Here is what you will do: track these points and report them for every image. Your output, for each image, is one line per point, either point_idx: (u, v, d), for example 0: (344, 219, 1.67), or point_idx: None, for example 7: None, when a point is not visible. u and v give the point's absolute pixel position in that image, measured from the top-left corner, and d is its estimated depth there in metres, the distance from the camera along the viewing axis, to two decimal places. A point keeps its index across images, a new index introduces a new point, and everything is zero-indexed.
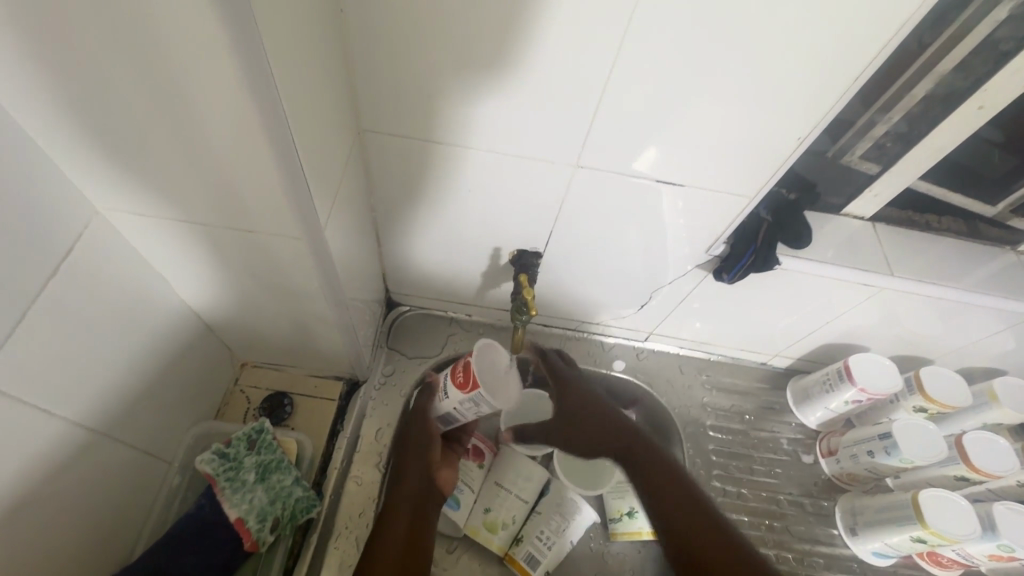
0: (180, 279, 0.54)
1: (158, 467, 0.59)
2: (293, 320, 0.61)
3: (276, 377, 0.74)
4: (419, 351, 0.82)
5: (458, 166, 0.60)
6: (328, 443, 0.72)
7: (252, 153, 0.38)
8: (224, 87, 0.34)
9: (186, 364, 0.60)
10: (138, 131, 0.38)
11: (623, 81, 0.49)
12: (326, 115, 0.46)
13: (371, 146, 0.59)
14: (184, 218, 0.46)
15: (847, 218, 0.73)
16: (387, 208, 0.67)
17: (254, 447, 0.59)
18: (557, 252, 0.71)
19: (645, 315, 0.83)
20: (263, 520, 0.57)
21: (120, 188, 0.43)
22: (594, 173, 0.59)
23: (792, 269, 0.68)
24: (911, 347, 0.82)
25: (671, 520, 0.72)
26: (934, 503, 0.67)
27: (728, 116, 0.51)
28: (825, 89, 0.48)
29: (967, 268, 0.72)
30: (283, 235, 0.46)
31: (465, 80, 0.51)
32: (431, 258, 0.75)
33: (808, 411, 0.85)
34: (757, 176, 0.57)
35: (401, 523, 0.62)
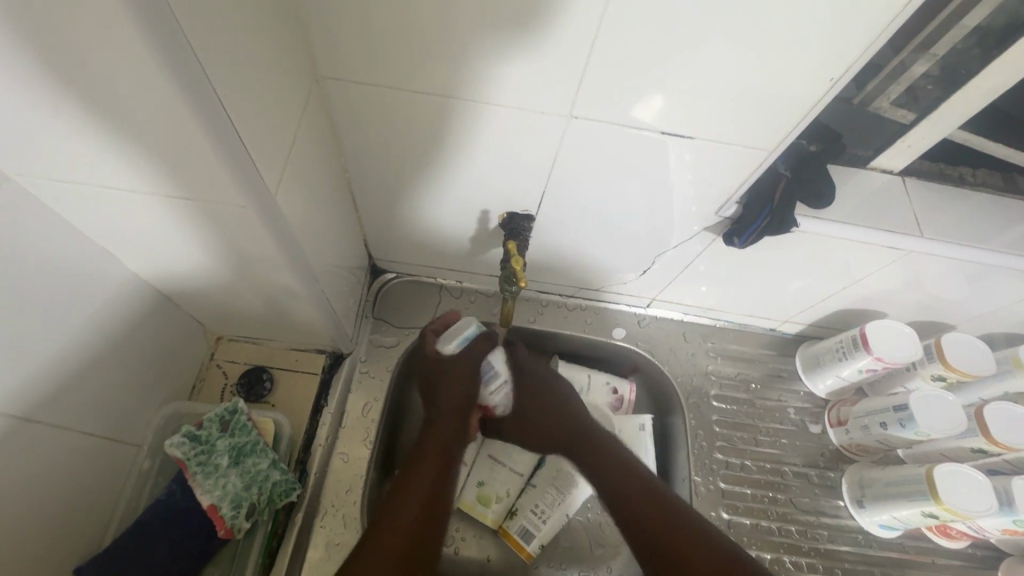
0: (127, 252, 0.48)
1: (124, 452, 0.55)
2: (260, 292, 0.56)
3: (254, 352, 0.69)
4: (406, 321, 0.78)
5: (435, 118, 0.53)
6: (312, 420, 0.68)
7: (169, 110, 0.32)
8: (112, 21, 0.27)
9: (145, 343, 0.56)
10: (23, 86, 0.31)
11: (622, 11, 0.41)
12: (269, 58, 0.39)
13: (334, 97, 0.51)
14: (113, 187, 0.40)
15: (872, 172, 0.66)
16: (361, 166, 0.60)
17: (227, 430, 0.56)
18: (551, 214, 0.65)
19: (646, 280, 0.77)
20: (237, 505, 0.54)
21: (25, 155, 0.36)
22: (588, 124, 0.51)
23: (808, 231, 0.61)
24: (933, 312, 0.77)
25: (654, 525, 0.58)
26: (950, 479, 0.63)
27: (746, 54, 0.43)
28: (862, 18, 0.40)
29: (1003, 227, 0.65)
30: (228, 204, 0.40)
31: (434, 12, 0.42)
32: (415, 222, 0.69)
33: (817, 379, 0.81)
34: (777, 127, 0.50)
35: (425, 479, 0.58)
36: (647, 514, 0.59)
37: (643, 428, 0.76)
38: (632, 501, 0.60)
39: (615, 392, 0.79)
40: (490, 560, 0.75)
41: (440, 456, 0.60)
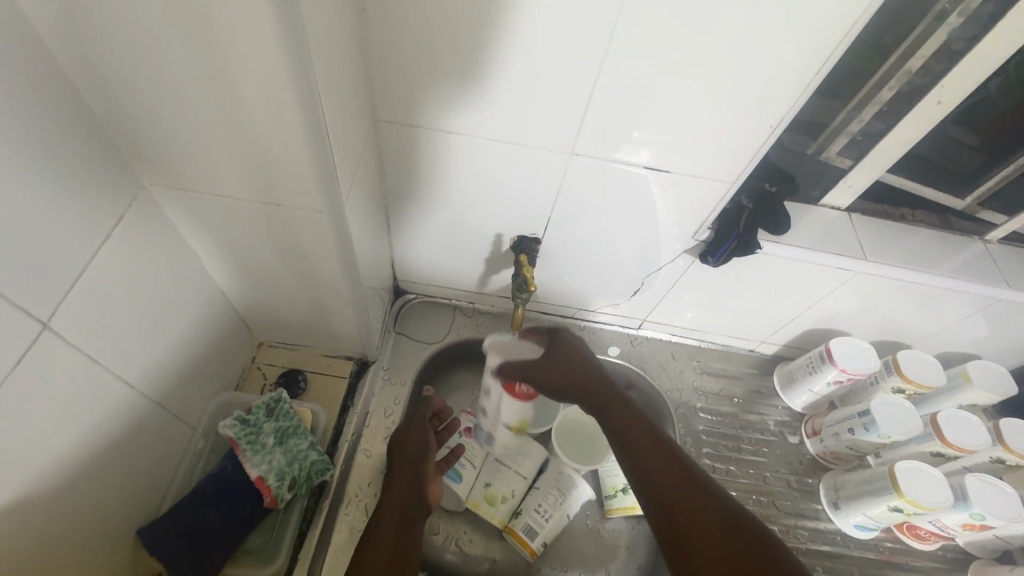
0: (211, 253, 0.59)
1: (184, 431, 0.63)
2: (311, 295, 0.66)
3: (291, 356, 0.78)
4: (424, 335, 0.87)
5: (464, 155, 0.64)
6: (340, 416, 0.76)
7: (287, 135, 0.44)
8: (264, 69, 0.39)
9: (209, 337, 0.65)
10: (186, 112, 0.43)
11: (617, 72, 0.53)
12: (348, 103, 0.51)
13: (384, 137, 0.63)
14: (221, 194, 0.51)
15: (824, 209, 0.78)
16: (397, 195, 0.71)
17: (272, 415, 0.64)
18: (556, 239, 0.76)
19: (636, 302, 0.88)
20: (282, 480, 0.61)
21: (165, 166, 0.48)
22: (588, 160, 0.63)
23: (772, 254, 0.72)
24: (892, 333, 0.87)
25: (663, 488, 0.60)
26: (909, 474, 0.71)
27: (713, 107, 0.55)
28: (794, 84, 0.52)
29: (940, 256, 0.77)
30: (307, 209, 0.51)
31: (470, 71, 0.55)
32: (438, 245, 0.80)
33: (793, 394, 0.90)
34: (738, 164, 0.62)
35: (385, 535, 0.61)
36: (661, 476, 0.61)
37: None
38: (653, 467, 0.62)
39: None
40: (494, 559, 0.80)
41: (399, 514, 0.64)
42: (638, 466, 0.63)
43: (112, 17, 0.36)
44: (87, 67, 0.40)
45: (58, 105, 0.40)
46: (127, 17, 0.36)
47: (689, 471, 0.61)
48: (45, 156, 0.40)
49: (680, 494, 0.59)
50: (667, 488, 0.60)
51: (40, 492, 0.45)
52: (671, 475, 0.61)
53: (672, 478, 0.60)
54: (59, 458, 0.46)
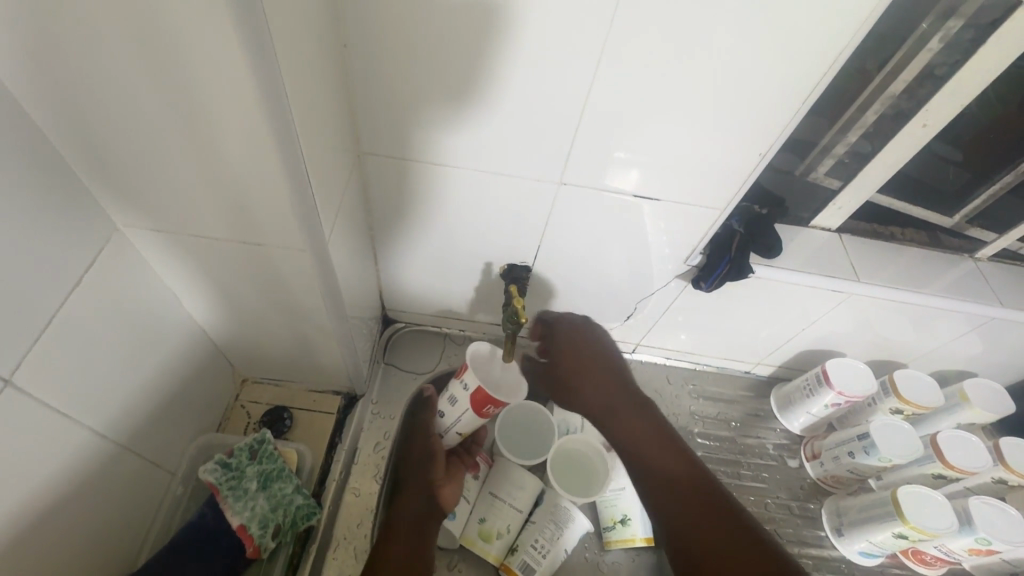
0: (190, 292, 0.57)
1: (161, 477, 0.61)
2: (296, 331, 0.64)
3: (276, 393, 0.76)
4: (414, 366, 0.85)
5: (450, 185, 0.63)
6: (327, 454, 0.74)
7: (267, 174, 0.42)
8: (239, 110, 0.38)
9: (187, 378, 0.62)
10: (159, 152, 0.41)
11: (602, 102, 0.53)
12: (329, 137, 0.50)
13: (369, 168, 0.62)
14: (199, 234, 0.49)
15: (814, 231, 0.77)
16: (384, 226, 0.70)
17: (256, 458, 0.61)
18: (547, 266, 0.75)
19: (629, 327, 0.86)
20: (265, 527, 0.58)
21: (140, 207, 0.47)
22: (575, 188, 0.62)
23: (764, 277, 0.72)
24: (887, 352, 0.86)
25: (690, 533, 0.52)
26: (912, 500, 0.70)
27: (699, 135, 0.55)
28: (778, 112, 0.52)
29: (931, 276, 0.77)
30: (288, 246, 0.50)
31: (454, 103, 0.54)
32: (427, 274, 0.78)
33: (791, 416, 0.88)
34: (726, 190, 0.61)
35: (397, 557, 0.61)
36: (689, 512, 0.54)
37: None
38: (674, 493, 0.55)
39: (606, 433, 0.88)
40: None
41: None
42: (659, 488, 0.56)
43: (77, 61, 0.35)
44: (54, 110, 0.39)
45: (25, 151, 0.39)
46: (96, 61, 0.35)
47: (721, 513, 0.53)
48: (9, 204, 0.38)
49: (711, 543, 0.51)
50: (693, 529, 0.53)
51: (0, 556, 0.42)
52: (685, 494, 0.55)
53: (703, 511, 0.53)
54: (22, 518, 0.43)
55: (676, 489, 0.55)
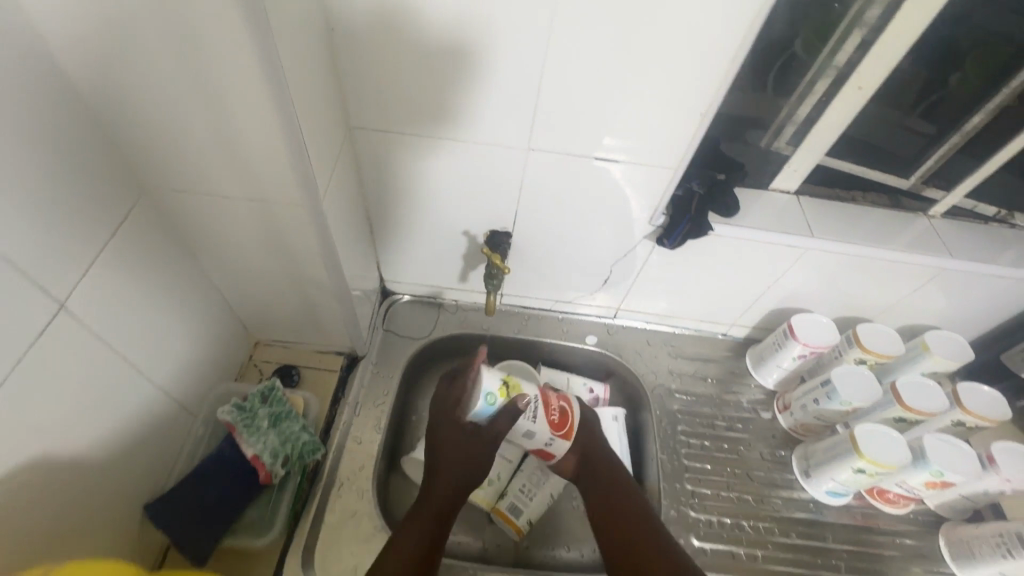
0: (206, 251, 0.65)
1: (186, 419, 0.68)
2: (300, 289, 0.72)
3: (285, 353, 0.84)
4: (411, 332, 0.93)
5: (433, 154, 0.70)
6: (332, 406, 0.82)
7: (267, 133, 0.50)
8: (243, 76, 0.45)
9: (207, 332, 0.70)
10: (177, 117, 0.49)
11: (559, 71, 0.60)
12: (321, 108, 0.58)
13: (360, 141, 0.69)
14: (214, 193, 0.57)
15: (774, 194, 0.83)
16: (377, 198, 0.78)
17: (267, 401, 0.69)
18: (525, 232, 0.82)
19: (608, 292, 0.93)
20: (276, 457, 0.66)
21: (163, 169, 0.54)
22: (543, 153, 0.69)
23: (726, 235, 0.78)
24: (853, 309, 0.91)
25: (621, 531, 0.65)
26: (869, 436, 0.75)
27: (648, 99, 0.61)
28: (716, 74, 0.58)
29: (886, 232, 0.83)
30: (290, 202, 0.58)
31: (430, 78, 0.62)
32: (419, 244, 0.86)
33: (765, 373, 0.94)
34: (678, 150, 0.67)
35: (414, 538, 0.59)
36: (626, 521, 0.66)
37: (616, 419, 0.89)
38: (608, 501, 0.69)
39: (591, 391, 0.93)
40: (486, 546, 0.83)
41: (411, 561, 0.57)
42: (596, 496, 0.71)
43: (112, 37, 0.42)
44: (93, 81, 0.46)
45: (71, 116, 0.46)
46: (130, 37, 0.42)
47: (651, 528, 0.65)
48: (58, 155, 0.45)
49: (632, 530, 0.65)
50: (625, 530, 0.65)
51: (57, 466, 0.48)
52: (626, 509, 0.68)
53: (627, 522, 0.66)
54: (77, 433, 0.50)
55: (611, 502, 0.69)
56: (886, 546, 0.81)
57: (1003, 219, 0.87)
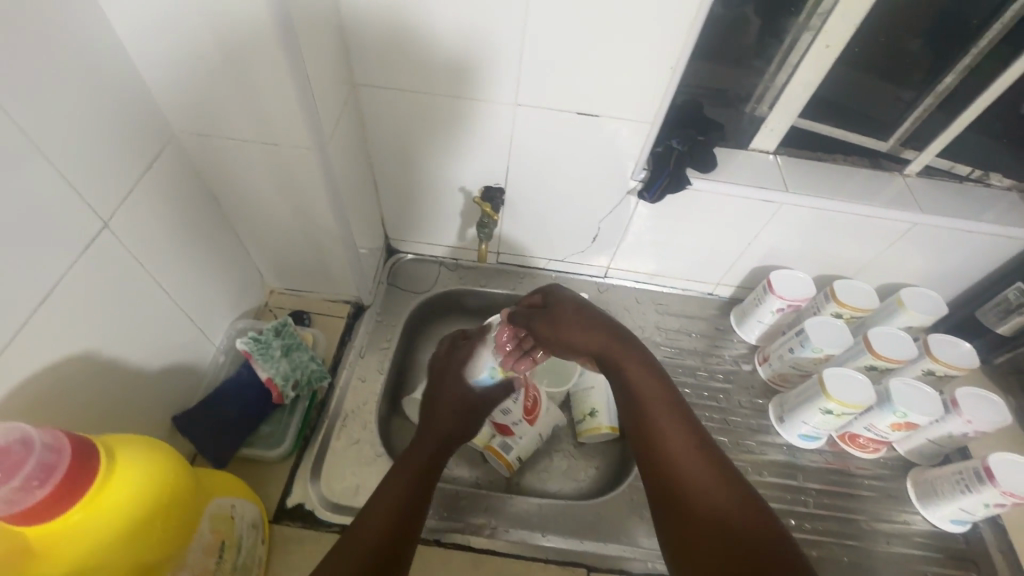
0: (226, 196, 0.73)
1: (208, 348, 0.77)
2: (310, 236, 0.80)
3: (297, 300, 0.92)
4: (414, 285, 1.00)
5: (430, 111, 0.77)
6: (339, 348, 0.89)
7: (277, 80, 0.57)
8: (255, 26, 0.52)
9: (227, 272, 0.78)
10: (200, 64, 0.56)
11: (541, 28, 0.65)
12: (327, 62, 0.64)
13: (364, 98, 0.76)
14: (231, 137, 0.64)
15: (754, 152, 0.88)
16: (380, 154, 0.84)
17: (279, 334, 0.77)
18: (517, 188, 0.88)
19: (598, 250, 0.99)
20: (287, 380, 0.74)
21: (188, 114, 0.62)
22: (529, 109, 0.75)
23: (704, 190, 0.83)
24: (833, 267, 0.96)
25: (674, 477, 0.59)
26: (835, 378, 0.80)
27: (623, 53, 0.67)
28: (684, 29, 0.64)
29: (865, 188, 0.86)
30: (298, 146, 0.65)
31: (424, 36, 0.68)
32: (420, 201, 0.93)
33: (747, 328, 0.99)
34: (653, 104, 0.72)
35: (392, 494, 0.64)
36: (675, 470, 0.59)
37: None
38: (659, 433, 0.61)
39: None
40: (479, 478, 0.91)
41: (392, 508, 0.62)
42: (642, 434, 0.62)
43: None
44: (130, 31, 0.53)
45: (112, 62, 0.54)
46: None
47: (715, 472, 0.58)
48: (97, 92, 0.52)
49: (689, 485, 0.57)
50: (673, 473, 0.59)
51: (104, 366, 0.56)
52: (677, 447, 0.60)
53: (687, 466, 0.59)
54: (121, 341, 0.58)
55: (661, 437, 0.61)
56: (856, 487, 0.86)
57: (979, 179, 0.89)
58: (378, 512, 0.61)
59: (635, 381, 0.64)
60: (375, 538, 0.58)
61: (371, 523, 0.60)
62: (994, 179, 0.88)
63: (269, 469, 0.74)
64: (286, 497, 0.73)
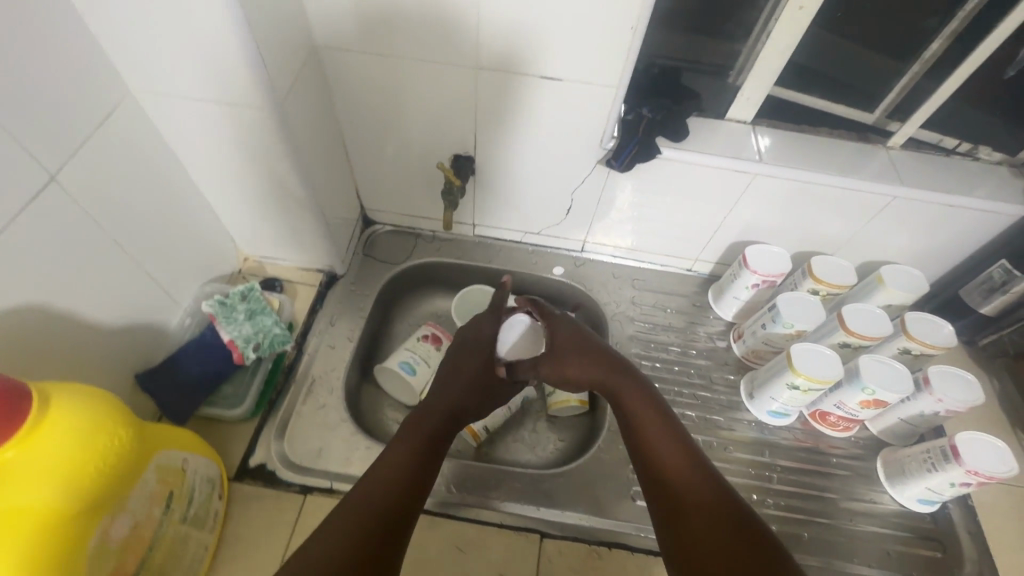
0: (189, 158, 0.73)
1: (172, 307, 0.78)
2: (276, 202, 0.80)
3: (271, 268, 0.93)
4: (389, 257, 1.00)
5: (394, 74, 0.76)
6: (308, 316, 0.90)
7: (222, 36, 0.56)
8: None
9: (193, 236, 0.79)
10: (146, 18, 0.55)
11: None
12: (283, 21, 0.63)
13: (327, 62, 0.75)
14: (187, 96, 0.64)
15: (730, 122, 0.85)
16: (349, 121, 0.84)
17: (245, 299, 0.78)
18: (487, 156, 0.87)
19: (573, 223, 0.98)
20: (248, 342, 0.76)
21: (141, 70, 0.61)
22: (493, 72, 0.74)
23: (675, 159, 0.81)
24: (812, 244, 0.93)
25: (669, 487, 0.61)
26: (803, 353, 0.78)
27: (583, 12, 0.65)
28: None
29: (845, 160, 0.83)
30: (253, 105, 0.64)
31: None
32: (392, 170, 0.92)
33: (723, 305, 0.98)
34: (617, 66, 0.70)
35: (394, 466, 0.60)
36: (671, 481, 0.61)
37: None
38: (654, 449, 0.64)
39: None
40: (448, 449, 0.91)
41: (392, 488, 0.58)
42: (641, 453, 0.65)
43: None
44: None
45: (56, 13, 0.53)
46: None
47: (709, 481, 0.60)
48: (44, 43, 0.52)
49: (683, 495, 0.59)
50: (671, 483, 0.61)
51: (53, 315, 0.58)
52: (675, 460, 0.62)
53: (682, 477, 0.61)
54: (70, 292, 0.60)
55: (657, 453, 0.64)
56: (825, 465, 0.85)
57: (966, 152, 0.85)
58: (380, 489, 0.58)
59: (633, 405, 0.69)
60: (373, 510, 0.55)
61: (373, 496, 0.56)
62: (983, 152, 0.85)
63: (234, 429, 0.76)
64: (248, 458, 0.74)
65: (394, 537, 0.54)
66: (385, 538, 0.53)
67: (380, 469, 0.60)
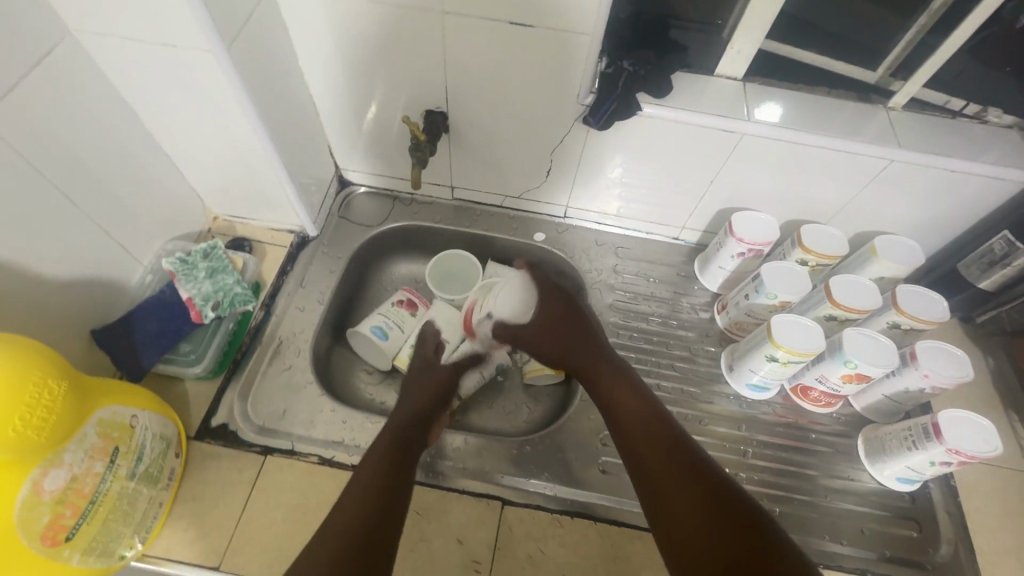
0: (142, 107, 0.70)
1: (129, 261, 0.77)
2: (238, 158, 0.77)
3: (241, 228, 0.91)
4: (365, 219, 0.97)
5: (357, 20, 0.71)
6: (278, 278, 0.87)
7: None
8: None
9: (152, 190, 0.77)
10: None
11: None
12: None
13: (286, 6, 0.71)
14: (128, 37, 0.60)
15: (721, 79, 0.80)
16: (315, 72, 0.80)
17: (206, 257, 0.80)
18: (461, 112, 0.83)
19: (554, 187, 0.94)
20: (207, 300, 0.77)
21: (78, 7, 0.58)
22: (459, 17, 0.69)
23: (657, 117, 0.77)
24: (805, 212, 0.89)
25: (648, 466, 0.61)
26: (783, 323, 0.75)
27: None
28: None
29: (841, 121, 0.78)
30: (197, 48, 0.60)
31: None
32: (364, 127, 0.88)
33: (708, 275, 0.94)
34: (590, 10, 0.65)
35: (369, 477, 0.62)
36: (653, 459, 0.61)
37: None
38: (635, 432, 0.64)
39: None
40: None
41: (363, 506, 0.58)
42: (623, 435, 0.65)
43: None
44: None
45: None
46: None
47: (688, 459, 0.59)
48: None
49: (662, 473, 0.59)
50: (651, 462, 0.61)
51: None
52: (654, 440, 0.62)
53: (661, 455, 0.61)
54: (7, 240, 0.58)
55: (637, 434, 0.64)
56: (804, 440, 0.82)
57: (975, 115, 0.80)
58: (359, 499, 0.59)
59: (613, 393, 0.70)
60: (351, 525, 0.56)
61: (348, 511, 0.58)
62: (992, 115, 0.79)
63: (197, 388, 0.75)
64: (210, 417, 0.73)
65: (380, 538, 0.56)
66: (371, 543, 0.55)
67: (356, 480, 0.62)
